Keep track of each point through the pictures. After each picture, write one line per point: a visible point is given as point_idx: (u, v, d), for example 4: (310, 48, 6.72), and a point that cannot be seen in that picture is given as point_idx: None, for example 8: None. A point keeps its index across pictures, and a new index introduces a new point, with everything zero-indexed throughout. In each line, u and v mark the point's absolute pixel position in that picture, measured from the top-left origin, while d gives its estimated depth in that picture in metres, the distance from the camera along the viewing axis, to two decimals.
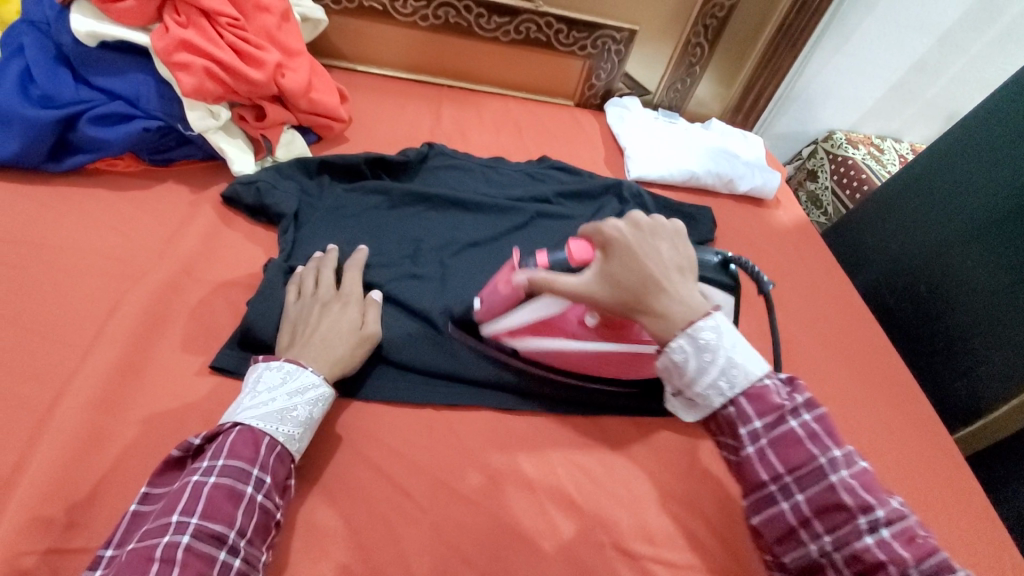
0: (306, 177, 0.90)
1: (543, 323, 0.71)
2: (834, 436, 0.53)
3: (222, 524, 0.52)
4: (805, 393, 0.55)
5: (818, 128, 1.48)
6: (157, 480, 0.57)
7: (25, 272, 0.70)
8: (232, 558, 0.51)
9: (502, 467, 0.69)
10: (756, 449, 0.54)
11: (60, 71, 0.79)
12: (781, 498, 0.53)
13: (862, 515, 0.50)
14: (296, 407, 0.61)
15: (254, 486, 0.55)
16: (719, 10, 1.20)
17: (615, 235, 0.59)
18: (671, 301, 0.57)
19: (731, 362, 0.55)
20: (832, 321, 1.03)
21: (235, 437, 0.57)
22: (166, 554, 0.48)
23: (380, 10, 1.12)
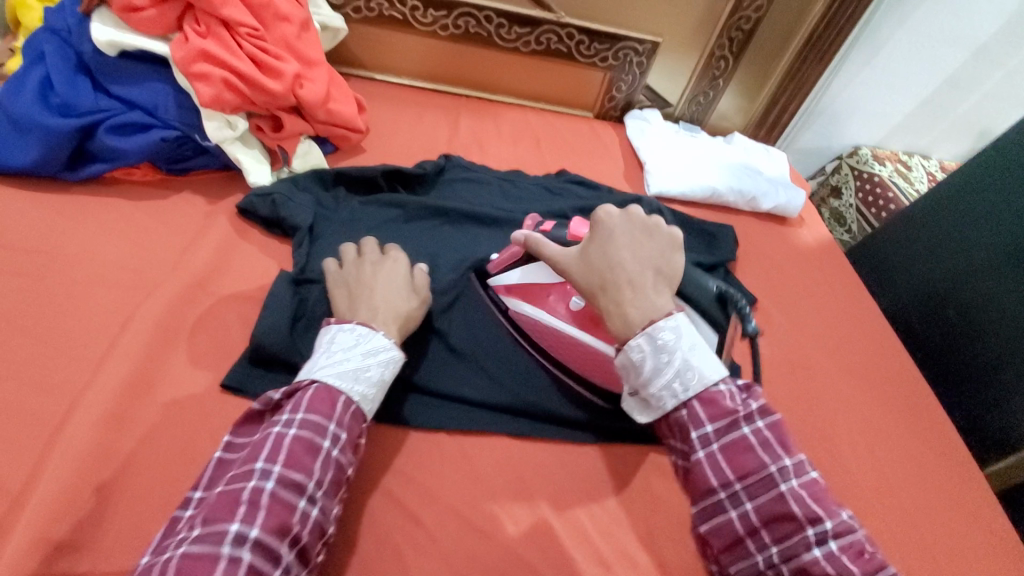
0: (322, 189, 0.89)
1: (530, 288, 0.78)
2: (786, 445, 0.52)
3: (302, 474, 0.52)
4: (759, 400, 0.54)
5: (843, 143, 1.44)
6: (240, 430, 0.58)
7: (40, 283, 0.70)
8: (310, 508, 0.51)
9: (516, 494, 0.67)
10: (706, 454, 0.52)
11: (80, 80, 0.79)
12: (729, 506, 0.51)
13: (810, 526, 0.48)
14: (370, 368, 0.61)
15: (331, 441, 0.55)
16: (745, 22, 1.17)
17: (604, 221, 0.60)
18: (632, 296, 0.57)
19: (687, 364, 0.54)
20: (858, 346, 1.00)
21: (313, 393, 0.57)
22: (252, 498, 0.49)
23: (400, 20, 1.11)
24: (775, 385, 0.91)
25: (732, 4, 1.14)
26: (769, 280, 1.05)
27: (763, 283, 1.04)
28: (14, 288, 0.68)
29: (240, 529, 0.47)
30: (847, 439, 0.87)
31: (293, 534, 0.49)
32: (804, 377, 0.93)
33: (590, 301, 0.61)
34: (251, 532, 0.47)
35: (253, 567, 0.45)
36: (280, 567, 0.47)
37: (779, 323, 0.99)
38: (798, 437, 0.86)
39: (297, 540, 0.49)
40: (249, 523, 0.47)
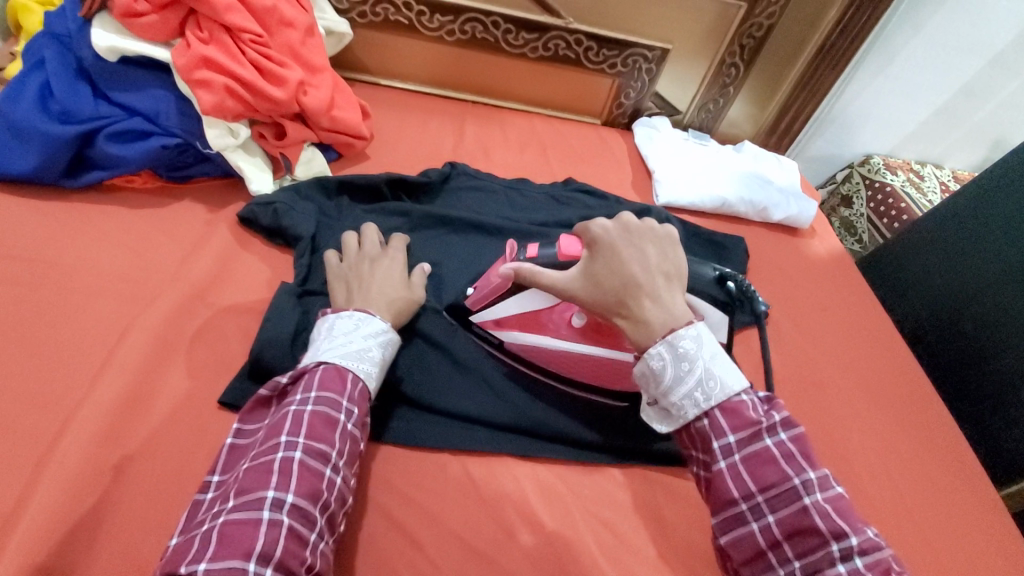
0: (325, 198, 0.87)
1: (529, 317, 0.73)
2: (811, 458, 0.51)
3: (326, 444, 0.53)
4: (783, 412, 0.53)
5: (854, 151, 1.41)
6: (247, 417, 0.59)
7: (36, 293, 0.68)
8: (335, 476, 0.53)
9: (520, 515, 0.65)
10: (728, 465, 0.51)
11: (80, 86, 0.77)
12: (751, 518, 0.50)
13: (834, 542, 0.46)
14: (371, 348, 0.62)
15: (347, 415, 0.56)
16: (757, 30, 1.15)
17: (602, 234, 0.59)
18: (652, 307, 0.56)
19: (708, 373, 0.53)
20: (871, 361, 0.98)
21: (322, 373, 0.58)
22: (283, 467, 0.50)
23: (406, 24, 1.09)
24: (787, 402, 0.89)
25: (743, 11, 1.12)
26: (780, 293, 1.03)
27: (774, 296, 1.02)
28: (10, 299, 0.67)
29: (277, 495, 0.48)
30: (861, 458, 0.85)
31: (324, 500, 0.51)
32: (816, 394, 0.91)
33: (607, 318, 0.59)
34: (288, 497, 0.49)
35: (293, 529, 0.48)
36: (315, 529, 0.49)
37: (791, 337, 0.97)
38: (811, 456, 0.83)
39: (328, 505, 0.52)
40: (284, 490, 0.49)
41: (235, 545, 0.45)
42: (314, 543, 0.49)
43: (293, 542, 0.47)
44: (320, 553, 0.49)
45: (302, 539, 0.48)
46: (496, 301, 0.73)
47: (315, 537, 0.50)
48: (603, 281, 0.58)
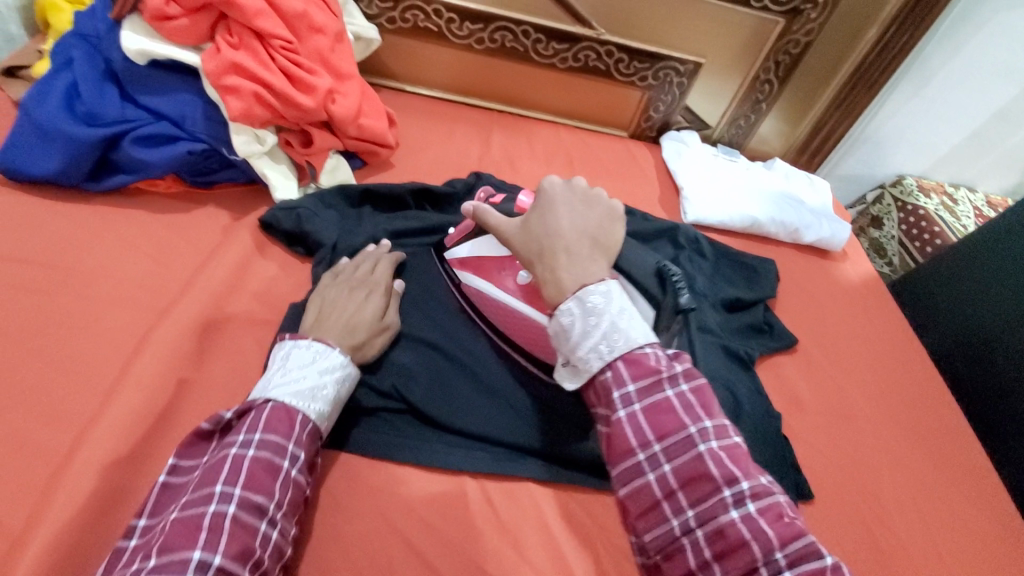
0: (347, 206, 0.85)
1: (484, 262, 0.74)
2: (707, 408, 0.51)
3: (263, 496, 0.50)
4: (684, 363, 0.52)
5: (886, 171, 1.37)
6: (185, 453, 0.56)
7: (59, 300, 0.67)
8: (271, 530, 0.50)
9: (541, 547, 0.62)
10: (627, 414, 0.51)
11: (107, 88, 0.76)
12: (647, 469, 0.49)
13: (726, 487, 0.47)
14: (326, 385, 0.60)
15: (291, 461, 0.54)
16: (794, 46, 1.12)
17: (547, 188, 0.61)
18: (567, 262, 0.57)
19: (614, 327, 0.53)
20: (911, 391, 0.92)
21: (270, 412, 0.55)
22: (213, 523, 0.47)
23: (435, 32, 1.08)
24: (826, 436, 0.82)
25: (780, 27, 1.10)
26: (813, 317, 0.98)
27: (808, 320, 0.97)
28: (32, 305, 0.66)
29: (203, 557, 0.45)
30: (904, 499, 0.78)
31: (256, 559, 0.48)
32: (854, 427, 0.84)
33: (530, 271, 0.60)
34: (215, 559, 0.45)
35: None
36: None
37: (827, 365, 0.91)
38: (851, 495, 0.77)
39: (260, 564, 0.48)
40: (212, 550, 0.45)
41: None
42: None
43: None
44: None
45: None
46: (465, 243, 0.77)
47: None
48: (535, 233, 0.60)
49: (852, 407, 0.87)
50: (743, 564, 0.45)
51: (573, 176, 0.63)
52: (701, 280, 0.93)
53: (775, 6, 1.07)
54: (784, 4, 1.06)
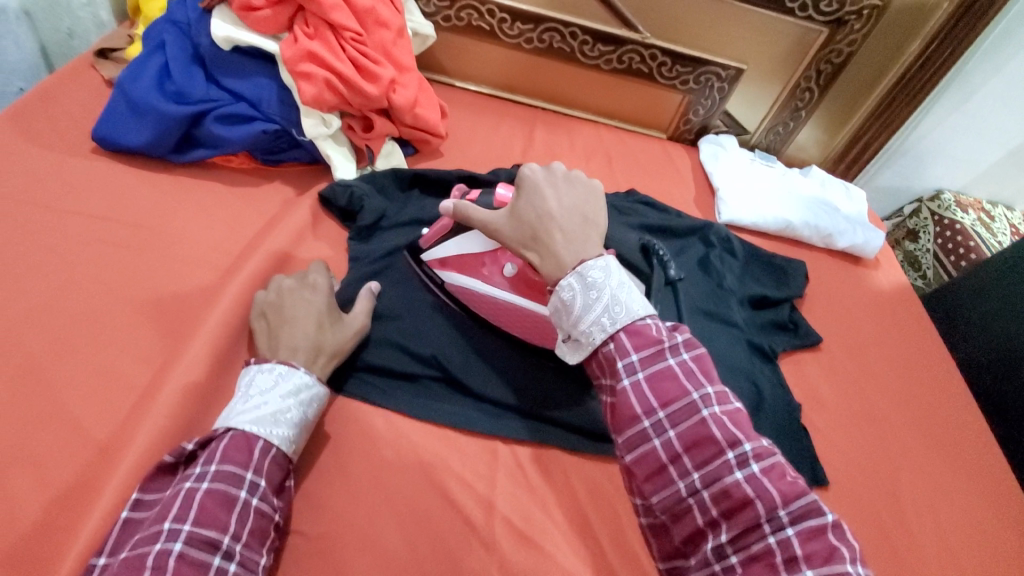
0: (397, 188, 0.91)
1: (467, 258, 0.74)
2: (709, 376, 0.53)
3: (215, 529, 0.50)
4: (685, 334, 0.55)
5: (924, 185, 1.36)
6: (148, 487, 0.56)
7: (144, 255, 0.74)
8: (227, 564, 0.50)
9: (567, 508, 0.66)
10: (631, 382, 0.53)
11: (194, 70, 0.84)
12: (653, 434, 0.51)
13: (729, 449, 0.49)
14: (290, 409, 0.59)
15: (248, 489, 0.53)
16: (836, 56, 1.14)
17: (527, 174, 0.64)
18: (563, 241, 0.60)
19: (615, 299, 0.55)
20: (936, 399, 0.93)
21: (228, 442, 0.55)
22: (157, 563, 0.47)
23: (487, 31, 1.14)
24: (846, 435, 0.84)
25: (823, 37, 1.12)
26: (840, 321, 1.00)
27: (835, 322, 0.99)
28: (121, 258, 0.73)
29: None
30: (922, 502, 0.80)
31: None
32: (876, 429, 0.86)
33: (524, 255, 0.63)
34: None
35: None
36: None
37: (851, 367, 0.93)
38: (866, 493, 0.79)
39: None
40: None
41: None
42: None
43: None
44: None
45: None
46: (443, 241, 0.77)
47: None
48: (523, 218, 0.62)
49: (874, 409, 0.89)
50: (750, 521, 0.46)
51: (548, 161, 0.66)
52: (731, 278, 0.96)
53: (819, 16, 1.09)
54: (828, 14, 1.08)
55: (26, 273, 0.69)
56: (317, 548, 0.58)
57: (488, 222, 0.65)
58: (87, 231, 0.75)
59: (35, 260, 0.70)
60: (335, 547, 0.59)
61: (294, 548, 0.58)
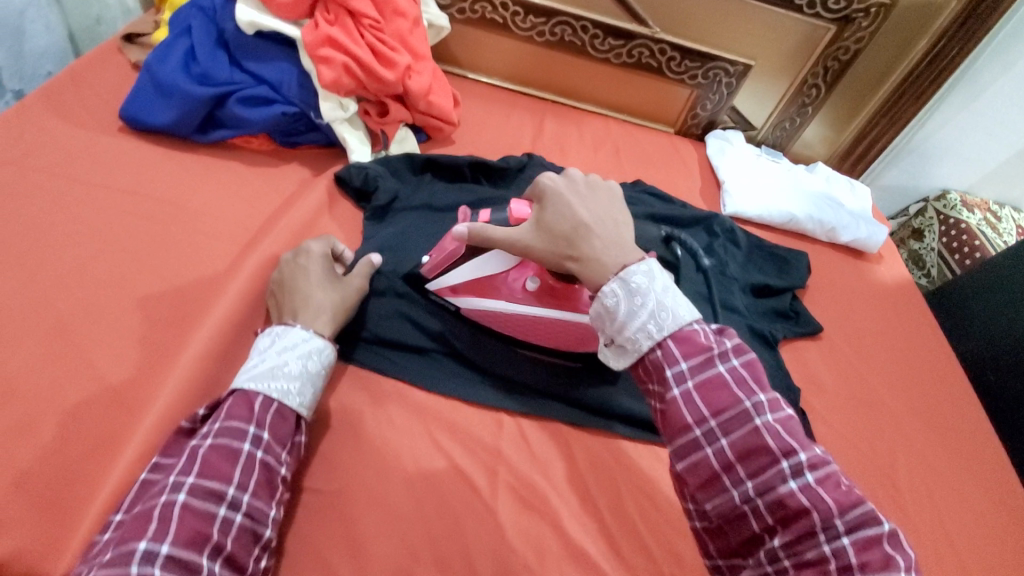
0: (410, 172, 0.93)
1: (483, 282, 0.72)
2: (760, 382, 0.51)
3: (219, 481, 0.52)
4: (733, 339, 0.53)
5: (930, 185, 1.37)
6: (164, 451, 0.56)
7: (168, 228, 0.77)
8: (233, 514, 0.51)
9: (568, 477, 0.69)
10: (682, 391, 0.51)
11: (219, 54, 0.88)
12: (704, 442, 0.50)
13: (785, 459, 0.47)
14: (288, 362, 0.60)
15: (252, 442, 0.55)
16: (844, 53, 1.16)
17: (548, 184, 0.62)
18: (602, 246, 0.58)
19: (661, 305, 0.53)
20: (934, 389, 0.95)
21: (231, 402, 0.57)
22: (163, 513, 0.49)
23: (500, 23, 1.17)
24: (844, 419, 0.86)
25: (831, 34, 1.14)
26: (842, 311, 1.02)
27: (836, 313, 1.01)
28: (145, 229, 0.76)
29: (150, 547, 0.47)
30: (917, 486, 0.81)
31: (214, 543, 0.49)
32: (874, 416, 0.88)
33: (563, 267, 0.60)
34: (162, 548, 0.47)
35: None
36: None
37: (851, 356, 0.95)
38: (863, 475, 0.81)
39: (221, 548, 0.50)
40: (159, 540, 0.47)
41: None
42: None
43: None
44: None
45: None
46: (451, 268, 0.72)
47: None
48: (555, 228, 0.60)
49: (872, 396, 0.90)
50: (805, 532, 0.45)
51: (565, 169, 0.65)
52: (733, 267, 0.98)
53: (827, 13, 1.11)
54: (836, 12, 1.10)
55: (56, 240, 0.72)
56: (330, 504, 0.61)
57: (515, 234, 0.62)
58: (114, 203, 0.78)
59: (65, 229, 0.74)
60: (346, 503, 0.61)
61: (308, 503, 0.61)
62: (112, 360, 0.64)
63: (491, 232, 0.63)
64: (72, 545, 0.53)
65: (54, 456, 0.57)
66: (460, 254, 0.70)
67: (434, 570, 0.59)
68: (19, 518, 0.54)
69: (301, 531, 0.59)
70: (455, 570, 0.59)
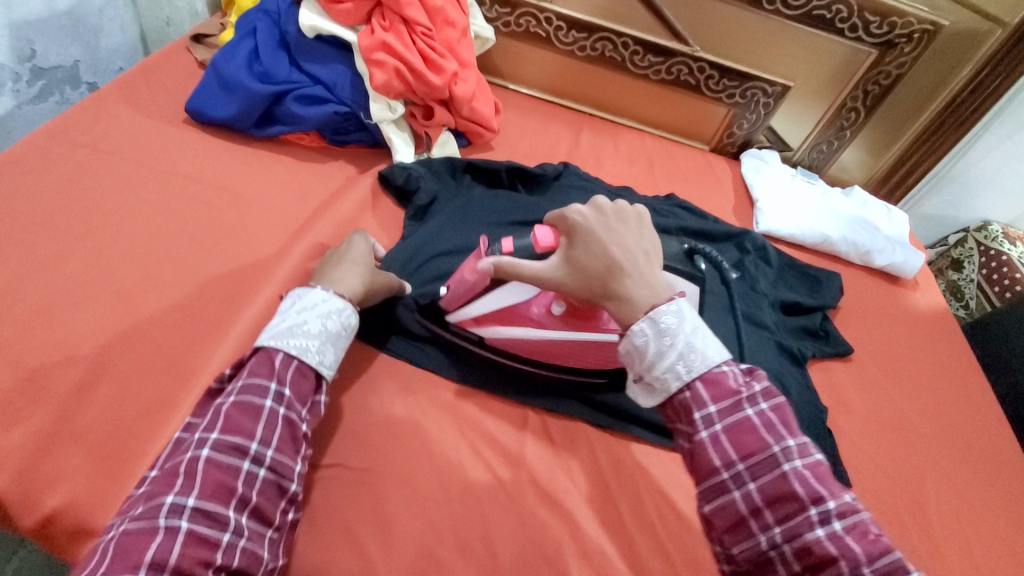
0: (450, 175, 0.96)
1: (508, 310, 0.72)
2: (789, 426, 0.51)
3: (241, 437, 0.54)
4: (762, 382, 0.53)
5: (971, 215, 1.34)
6: (195, 410, 0.59)
7: (223, 212, 0.82)
8: (256, 468, 0.53)
9: (590, 475, 0.70)
10: (710, 434, 0.51)
11: (280, 55, 0.94)
12: (732, 486, 0.49)
13: (813, 505, 0.46)
14: (307, 321, 0.62)
15: (273, 399, 0.56)
16: (884, 77, 1.17)
17: (578, 220, 0.60)
18: (633, 284, 0.57)
19: (690, 346, 0.53)
20: (967, 418, 0.93)
21: (253, 360, 0.59)
22: (189, 468, 0.51)
23: (543, 37, 1.20)
24: (872, 441, 0.85)
25: (873, 58, 1.14)
26: (875, 334, 1.01)
27: (867, 336, 1.00)
28: (202, 213, 0.81)
29: (177, 501, 0.49)
30: (946, 513, 0.80)
31: (238, 496, 0.52)
32: (902, 439, 0.86)
33: (595, 305, 0.59)
34: (189, 502, 0.50)
35: (194, 532, 0.49)
36: (227, 529, 0.50)
37: (882, 378, 0.94)
38: (889, 497, 0.79)
39: (246, 501, 0.52)
40: (185, 494, 0.50)
41: (130, 557, 0.46)
42: (228, 543, 0.50)
43: (196, 546, 0.48)
44: (239, 550, 0.51)
45: (209, 542, 0.49)
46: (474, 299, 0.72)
47: (230, 537, 0.50)
48: (586, 266, 0.59)
49: (901, 421, 0.89)
50: None
51: (593, 197, 0.62)
52: (764, 284, 0.98)
53: (869, 38, 1.11)
54: (878, 36, 1.11)
55: (122, 218, 0.78)
56: (360, 483, 0.64)
57: (546, 270, 0.61)
58: (175, 188, 0.83)
59: (130, 208, 0.79)
60: (375, 483, 0.64)
61: (340, 478, 0.64)
62: (167, 331, 0.68)
63: (522, 265, 0.63)
64: (124, 498, 0.56)
65: (110, 415, 0.61)
66: (481, 286, 0.70)
67: (456, 552, 0.61)
68: (76, 469, 0.58)
69: (331, 505, 0.62)
70: (476, 553, 0.61)
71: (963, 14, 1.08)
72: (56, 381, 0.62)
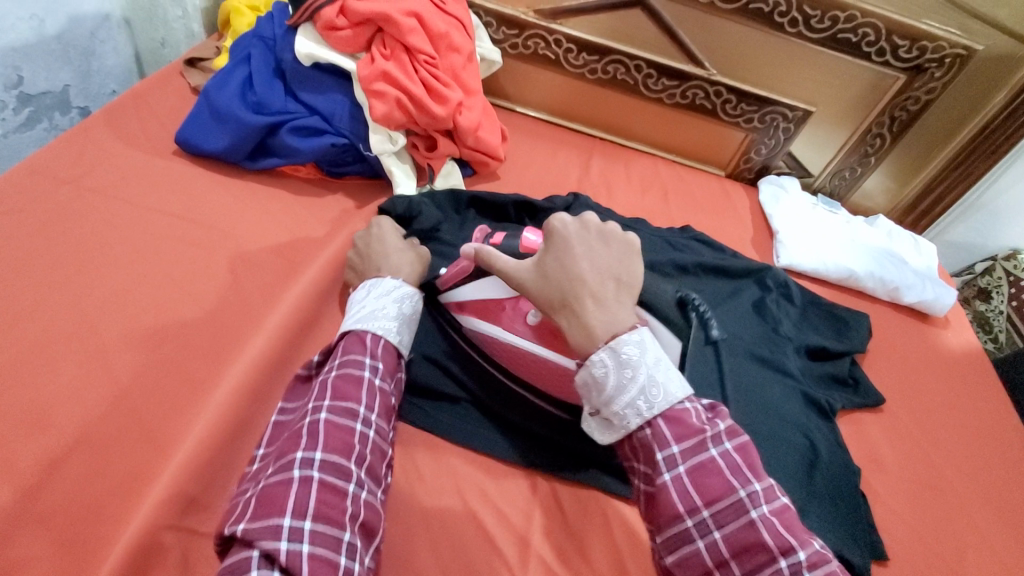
0: (454, 210, 0.91)
1: (487, 305, 0.69)
2: (755, 469, 0.48)
3: (353, 401, 0.56)
4: (726, 420, 0.50)
5: (999, 243, 1.27)
6: (288, 396, 0.62)
7: (212, 254, 0.77)
8: (367, 429, 0.56)
9: (604, 553, 0.64)
10: (672, 477, 0.48)
11: (275, 83, 0.89)
12: (697, 534, 0.46)
13: (782, 558, 0.43)
14: (385, 306, 0.65)
15: (371, 371, 0.59)
16: (912, 103, 1.11)
17: (558, 228, 0.55)
18: (594, 307, 0.52)
19: (652, 380, 0.49)
20: (1007, 475, 0.86)
21: (344, 342, 0.61)
22: (310, 429, 0.54)
23: (552, 59, 1.15)
24: (908, 504, 0.79)
25: (900, 83, 1.08)
26: (905, 380, 0.94)
27: (897, 381, 0.94)
28: (189, 255, 0.76)
29: (306, 455, 0.52)
30: None
31: (358, 453, 0.54)
32: (939, 500, 0.80)
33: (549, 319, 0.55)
34: (317, 456, 0.52)
35: (326, 482, 0.51)
36: (353, 481, 0.52)
37: (915, 430, 0.88)
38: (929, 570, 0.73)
39: (363, 459, 0.55)
40: (313, 449, 0.52)
41: (273, 504, 0.48)
42: (354, 493, 0.52)
43: (331, 495, 0.50)
44: (363, 501, 0.52)
45: (339, 491, 0.51)
46: (463, 283, 0.71)
47: (355, 488, 0.52)
48: (552, 276, 0.54)
49: (937, 480, 0.82)
50: None
51: (583, 212, 0.57)
52: (787, 325, 0.92)
53: (897, 62, 1.05)
54: (907, 61, 1.05)
55: (106, 263, 0.73)
56: None
57: (513, 274, 0.57)
58: (163, 227, 0.78)
59: (113, 252, 0.74)
60: None
61: None
62: (147, 392, 0.63)
63: (499, 257, 0.58)
64: None
65: (81, 491, 0.56)
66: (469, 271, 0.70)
67: None
68: (42, 558, 0.52)
69: None
70: None
71: (998, 39, 1.02)
72: (23, 453, 0.57)
